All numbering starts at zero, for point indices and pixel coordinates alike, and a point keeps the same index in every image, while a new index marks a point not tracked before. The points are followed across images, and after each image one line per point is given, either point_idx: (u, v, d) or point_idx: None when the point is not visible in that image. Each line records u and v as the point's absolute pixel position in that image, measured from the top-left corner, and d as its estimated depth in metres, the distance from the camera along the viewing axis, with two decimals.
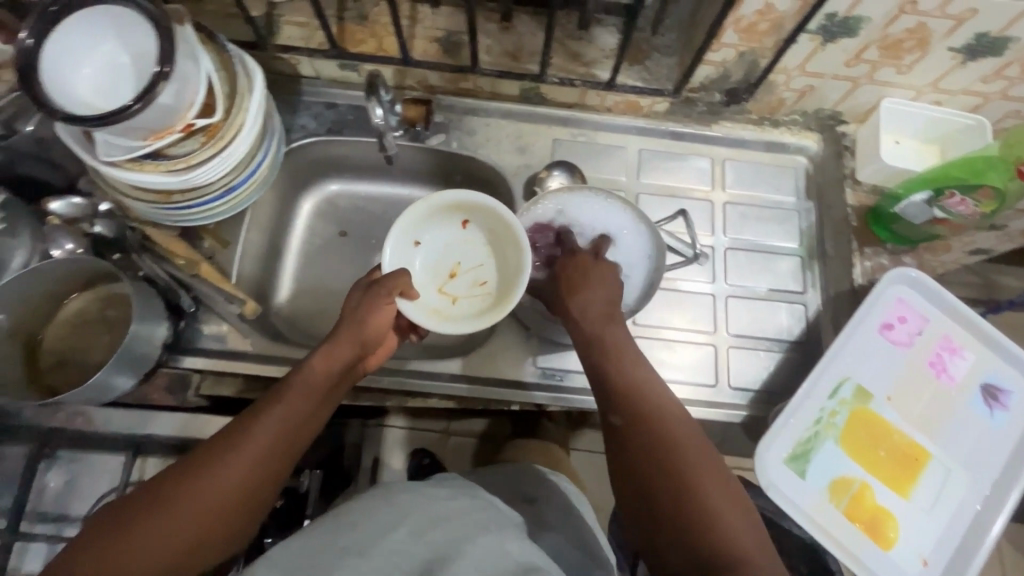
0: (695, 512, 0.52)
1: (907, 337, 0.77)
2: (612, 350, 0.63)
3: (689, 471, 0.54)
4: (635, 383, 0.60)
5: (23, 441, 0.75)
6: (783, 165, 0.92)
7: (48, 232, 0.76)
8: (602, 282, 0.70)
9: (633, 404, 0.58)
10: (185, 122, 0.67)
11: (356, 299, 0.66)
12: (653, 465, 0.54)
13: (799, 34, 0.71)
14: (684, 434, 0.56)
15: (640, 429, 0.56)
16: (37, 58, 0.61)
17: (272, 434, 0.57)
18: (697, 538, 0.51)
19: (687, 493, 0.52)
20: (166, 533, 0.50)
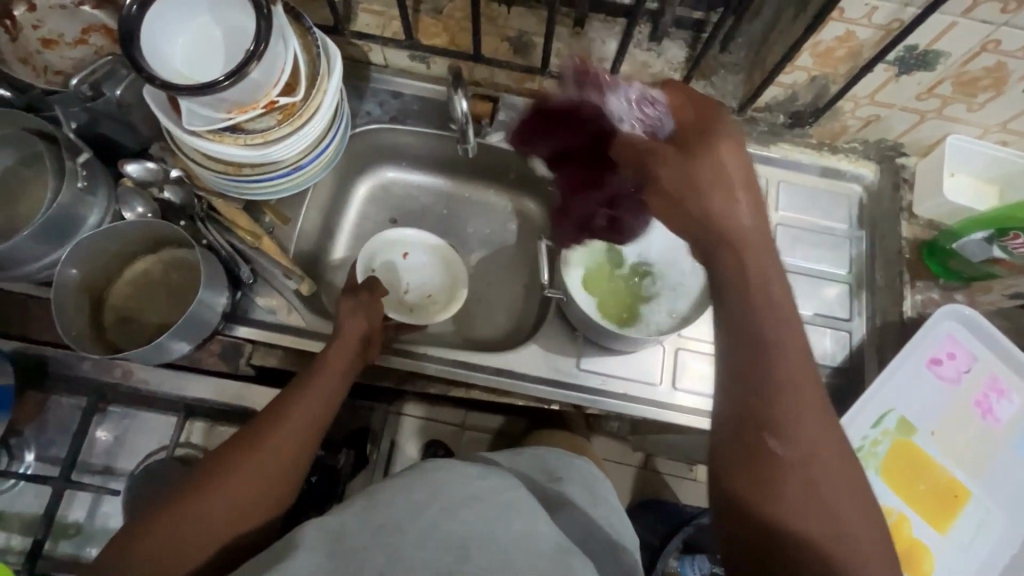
0: (825, 526, 0.43)
1: (954, 374, 0.77)
2: (759, 309, 0.47)
3: (826, 478, 0.45)
4: (779, 361, 0.46)
5: (78, 394, 0.77)
6: (838, 192, 0.93)
7: (122, 194, 0.79)
8: (718, 176, 0.50)
9: (768, 387, 0.46)
10: (268, 98, 0.69)
11: (347, 305, 0.76)
12: (789, 461, 0.44)
13: (877, 63, 0.72)
14: (824, 434, 0.46)
15: (768, 423, 0.45)
16: (137, 26, 0.63)
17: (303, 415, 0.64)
18: (833, 557, 0.43)
19: (814, 499, 0.44)
20: (220, 502, 0.55)
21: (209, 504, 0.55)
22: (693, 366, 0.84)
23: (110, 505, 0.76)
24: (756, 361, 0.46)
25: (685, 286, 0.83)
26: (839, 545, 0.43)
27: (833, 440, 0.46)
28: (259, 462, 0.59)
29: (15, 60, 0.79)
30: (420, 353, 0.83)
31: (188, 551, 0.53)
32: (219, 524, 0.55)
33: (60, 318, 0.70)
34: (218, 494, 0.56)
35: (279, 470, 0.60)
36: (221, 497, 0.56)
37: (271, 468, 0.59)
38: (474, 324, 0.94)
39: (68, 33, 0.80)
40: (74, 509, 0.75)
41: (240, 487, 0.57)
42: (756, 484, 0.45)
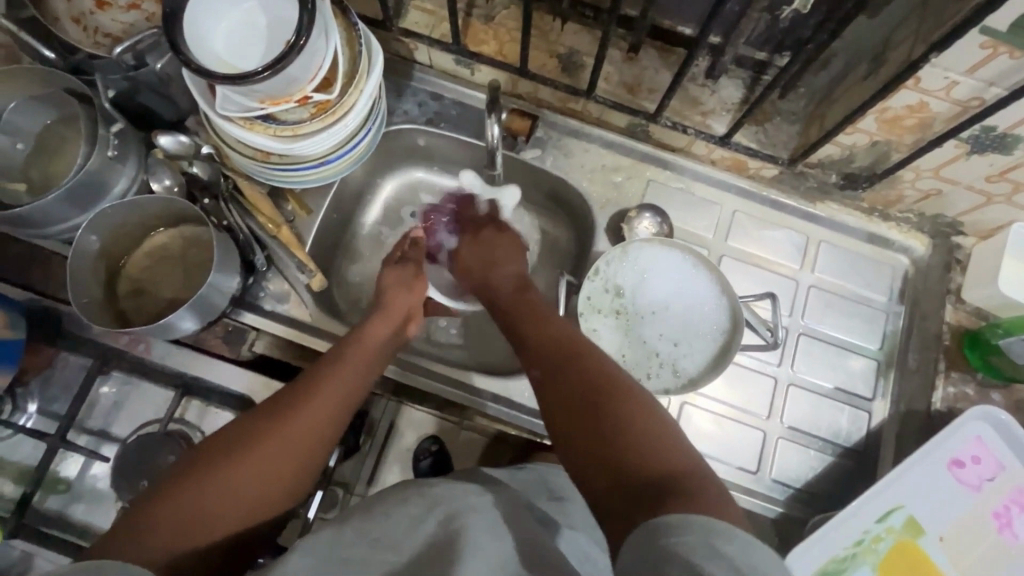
0: (617, 435, 0.51)
1: (975, 479, 0.72)
2: (531, 321, 0.67)
3: (611, 403, 0.54)
4: (549, 332, 0.64)
5: (85, 354, 0.79)
6: (882, 262, 0.87)
7: (152, 165, 0.79)
8: (502, 257, 0.81)
9: (552, 359, 0.60)
10: (302, 93, 0.68)
11: (392, 278, 0.81)
12: (566, 402, 0.56)
13: (947, 139, 0.66)
14: (598, 374, 0.57)
15: (556, 376, 0.58)
16: (182, 7, 0.62)
17: (344, 383, 0.66)
18: (617, 458, 0.50)
19: (601, 419, 0.53)
20: (250, 475, 0.57)
21: (242, 479, 0.56)
22: (697, 423, 0.80)
23: (100, 468, 0.77)
24: (537, 330, 0.65)
25: (699, 352, 0.77)
26: (629, 446, 0.50)
27: (605, 370, 0.58)
28: (291, 439, 0.59)
29: (67, 19, 0.78)
30: (426, 370, 0.83)
31: (217, 520, 0.54)
32: (247, 495, 0.56)
33: (73, 284, 0.71)
34: (250, 466, 0.57)
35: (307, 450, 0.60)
36: (250, 472, 0.57)
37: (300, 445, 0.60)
38: (480, 340, 0.93)
39: None
40: (66, 467, 0.77)
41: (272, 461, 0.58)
42: (566, 438, 0.54)
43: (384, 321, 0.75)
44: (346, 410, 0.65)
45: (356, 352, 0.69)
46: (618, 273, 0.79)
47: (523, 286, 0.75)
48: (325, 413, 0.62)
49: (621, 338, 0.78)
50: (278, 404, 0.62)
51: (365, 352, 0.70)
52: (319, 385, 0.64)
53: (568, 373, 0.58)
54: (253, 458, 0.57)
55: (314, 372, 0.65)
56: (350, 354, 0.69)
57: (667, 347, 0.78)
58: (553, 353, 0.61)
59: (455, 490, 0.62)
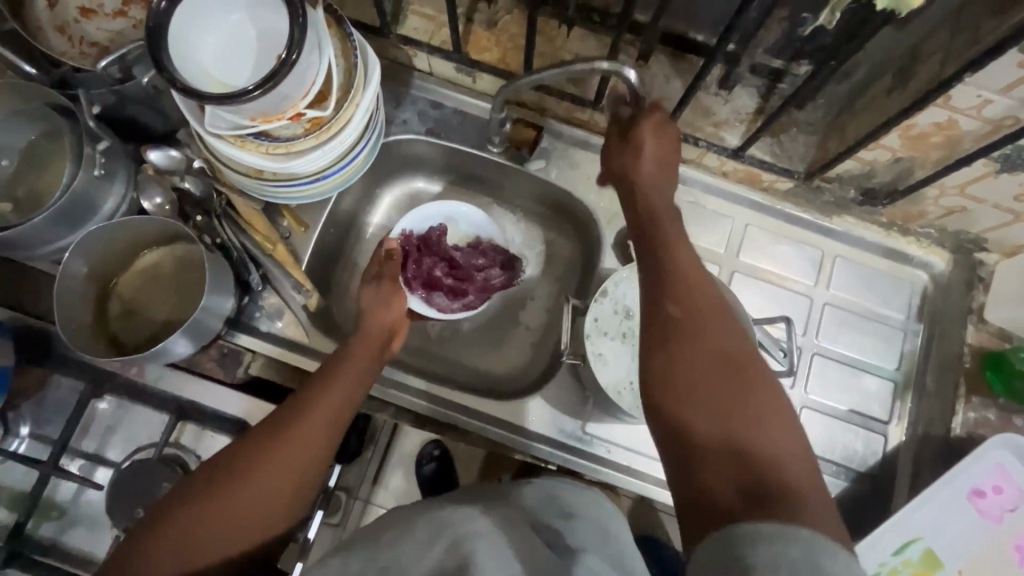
0: (730, 440, 0.47)
1: (995, 510, 0.69)
2: (662, 255, 0.58)
3: (732, 399, 0.48)
4: (682, 286, 0.55)
5: (77, 377, 0.77)
6: (900, 278, 0.84)
7: (141, 181, 0.75)
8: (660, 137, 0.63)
9: (675, 324, 0.53)
10: (295, 110, 0.64)
11: (369, 296, 0.74)
12: (685, 390, 0.50)
13: (977, 158, 0.62)
14: (721, 357, 0.51)
15: (678, 335, 0.52)
16: (165, 21, 0.58)
17: (333, 404, 0.61)
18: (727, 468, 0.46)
19: (718, 417, 0.48)
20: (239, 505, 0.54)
21: (229, 506, 0.54)
22: None
23: (95, 493, 0.76)
24: (667, 284, 0.55)
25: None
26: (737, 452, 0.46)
27: (729, 333, 0.53)
28: (277, 466, 0.56)
29: (52, 28, 0.75)
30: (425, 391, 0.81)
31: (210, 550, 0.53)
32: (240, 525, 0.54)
33: (62, 309, 0.69)
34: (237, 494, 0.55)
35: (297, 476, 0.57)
36: (235, 500, 0.55)
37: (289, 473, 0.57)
38: (481, 358, 0.90)
39: (109, 5, 0.77)
40: (59, 492, 0.75)
41: (261, 488, 0.55)
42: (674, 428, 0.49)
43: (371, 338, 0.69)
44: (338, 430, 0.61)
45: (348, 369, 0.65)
46: (627, 293, 0.76)
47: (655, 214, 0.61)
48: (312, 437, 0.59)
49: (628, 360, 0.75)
50: (265, 429, 0.59)
51: (359, 367, 0.65)
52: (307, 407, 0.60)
53: (683, 339, 0.52)
54: (238, 489, 0.55)
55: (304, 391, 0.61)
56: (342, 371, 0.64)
57: None
58: (684, 310, 0.53)
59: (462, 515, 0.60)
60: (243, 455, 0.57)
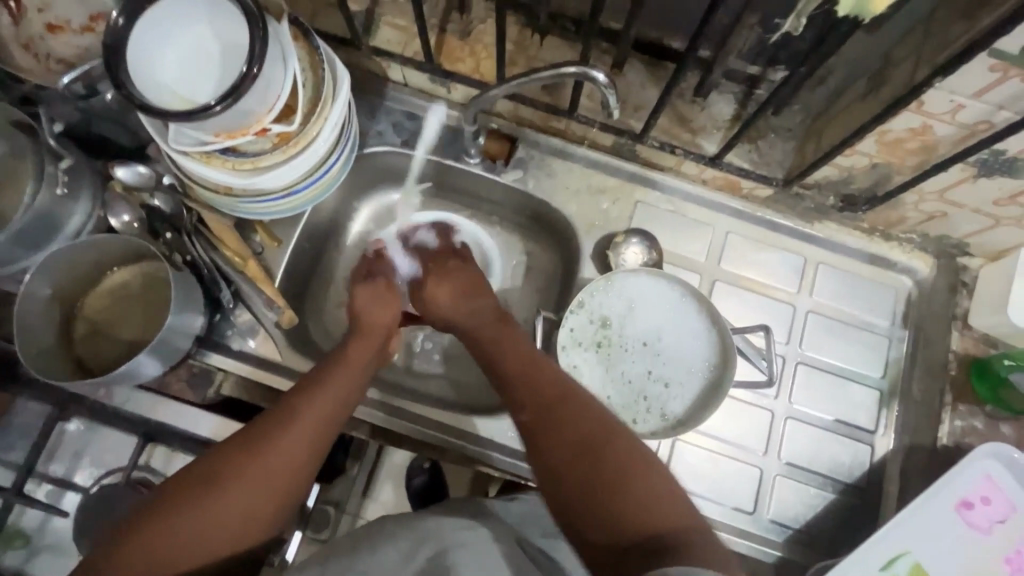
0: (614, 491, 0.52)
1: (985, 521, 0.67)
2: (524, 370, 0.63)
3: (608, 455, 0.54)
4: (552, 406, 0.58)
5: (43, 401, 0.75)
6: (884, 284, 0.83)
7: (108, 200, 0.74)
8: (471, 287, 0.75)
9: (543, 401, 0.59)
10: (260, 125, 0.62)
11: (361, 297, 0.75)
12: (560, 446, 0.55)
13: (953, 163, 0.61)
14: (590, 420, 0.57)
15: (546, 427, 0.57)
16: (124, 38, 0.58)
17: (326, 408, 0.63)
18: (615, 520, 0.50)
19: (594, 470, 0.53)
20: (221, 515, 0.56)
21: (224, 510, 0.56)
22: (689, 461, 0.76)
23: (62, 520, 0.73)
24: (538, 410, 0.59)
25: (687, 390, 0.71)
26: (622, 504, 0.51)
27: (592, 412, 0.57)
28: (263, 475, 0.58)
29: (16, 45, 0.74)
30: (403, 411, 0.79)
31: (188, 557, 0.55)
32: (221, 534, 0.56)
33: (22, 332, 0.67)
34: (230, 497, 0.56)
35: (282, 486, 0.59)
36: (230, 505, 0.56)
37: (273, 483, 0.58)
38: (463, 372, 0.89)
39: (75, 20, 0.76)
40: (24, 520, 0.73)
41: (245, 498, 0.57)
42: (558, 501, 0.54)
43: (367, 344, 0.71)
44: (325, 441, 0.63)
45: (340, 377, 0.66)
46: (603, 304, 0.73)
47: (503, 319, 0.71)
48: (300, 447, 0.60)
49: (611, 375, 0.72)
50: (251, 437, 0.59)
51: (350, 375, 0.67)
52: (296, 416, 0.61)
53: (557, 412, 0.58)
54: (223, 499, 0.56)
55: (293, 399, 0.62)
56: (338, 374, 0.66)
57: (656, 385, 0.72)
58: (543, 413, 0.58)
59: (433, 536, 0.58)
60: (229, 462, 0.58)
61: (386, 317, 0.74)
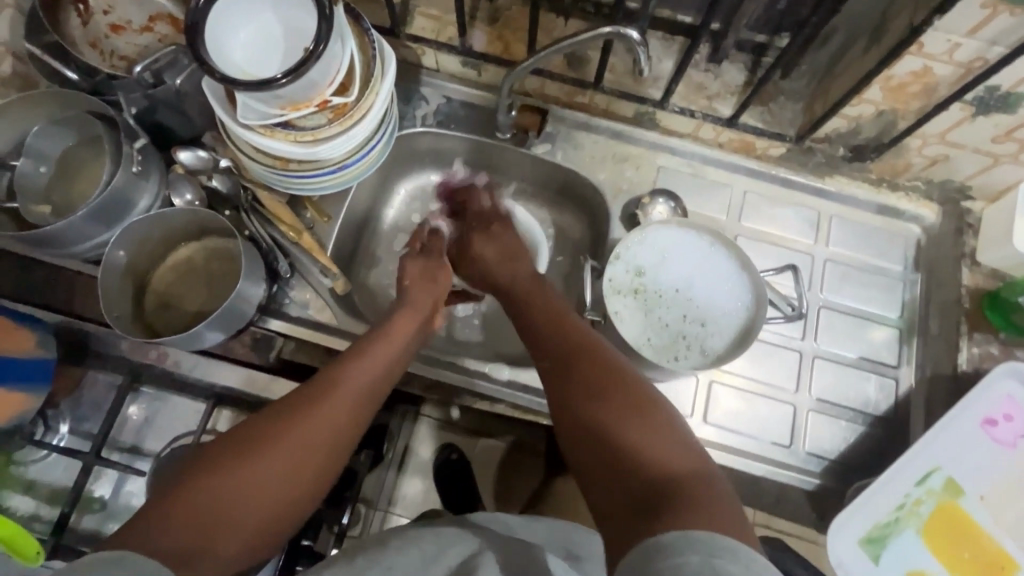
0: (622, 439, 0.54)
1: (1010, 437, 0.72)
2: (550, 320, 0.69)
3: (619, 402, 0.57)
4: (574, 350, 0.63)
5: (114, 372, 0.79)
6: (893, 231, 0.89)
7: (172, 180, 0.80)
8: (508, 242, 0.84)
9: (562, 352, 0.64)
10: (321, 97, 0.69)
11: (414, 266, 0.83)
12: (579, 386, 0.59)
13: (953, 102, 0.68)
14: (605, 369, 0.60)
15: (564, 371, 0.62)
16: (202, 19, 0.64)
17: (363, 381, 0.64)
18: (622, 467, 0.52)
19: (604, 409, 0.56)
20: (270, 470, 0.54)
21: (264, 473, 0.53)
22: (726, 401, 0.80)
23: (135, 484, 0.77)
24: (564, 351, 0.64)
25: (723, 329, 0.76)
26: (626, 448, 0.53)
27: (606, 360, 0.61)
28: (313, 432, 0.58)
29: (85, 44, 0.81)
30: (455, 366, 0.83)
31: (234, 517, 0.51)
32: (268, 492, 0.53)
33: (105, 300, 0.72)
34: (272, 462, 0.54)
35: (331, 445, 0.58)
36: (271, 469, 0.54)
37: (321, 436, 0.57)
38: (502, 336, 0.94)
39: (137, 20, 0.83)
40: (101, 485, 0.77)
41: (291, 458, 0.55)
42: (571, 447, 0.57)
43: (408, 319, 0.74)
44: (366, 413, 0.64)
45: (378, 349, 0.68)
46: (638, 254, 0.79)
47: (536, 283, 0.77)
48: (347, 409, 0.61)
49: (649, 317, 0.78)
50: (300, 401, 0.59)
51: (387, 349, 0.69)
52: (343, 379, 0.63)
53: (577, 360, 0.62)
54: (263, 459, 0.54)
55: (332, 372, 0.63)
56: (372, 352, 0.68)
57: (694, 328, 0.77)
58: (562, 354, 0.64)
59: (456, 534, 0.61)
60: (268, 427, 0.57)
61: (427, 298, 0.79)
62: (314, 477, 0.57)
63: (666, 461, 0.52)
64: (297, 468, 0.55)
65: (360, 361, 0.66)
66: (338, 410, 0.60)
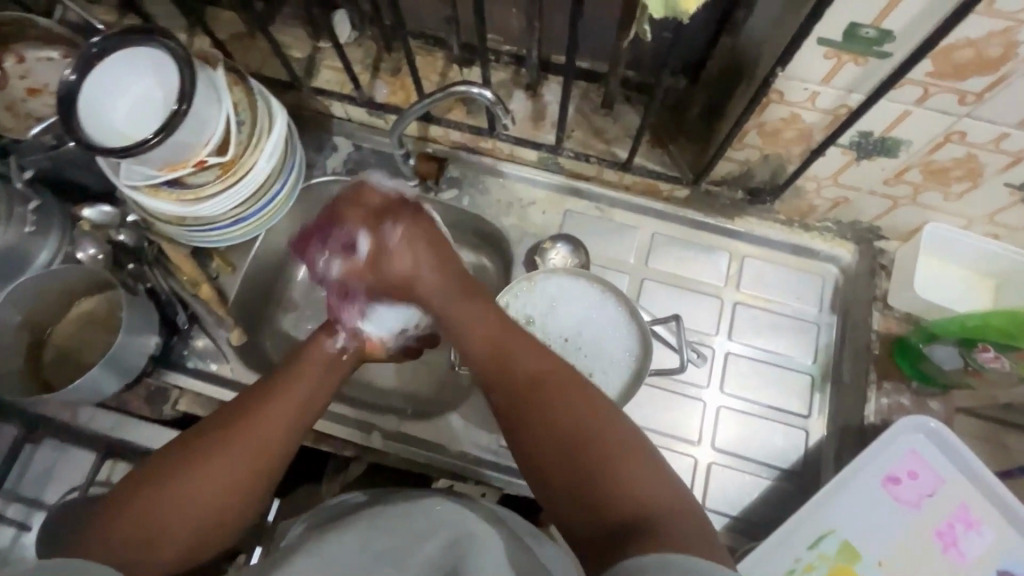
0: (597, 479, 0.50)
1: (913, 496, 0.68)
2: (497, 334, 0.60)
3: (589, 439, 0.52)
4: (527, 376, 0.56)
5: (15, 423, 0.81)
6: (809, 272, 0.85)
7: (77, 237, 0.81)
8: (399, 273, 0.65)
9: (518, 389, 0.56)
10: (198, 157, 0.70)
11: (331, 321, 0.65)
12: (542, 432, 0.53)
13: (829, 146, 0.66)
14: (565, 403, 0.54)
15: (523, 406, 0.54)
16: (76, 91, 0.67)
17: (304, 381, 0.58)
18: (598, 510, 0.49)
19: (572, 447, 0.52)
20: (198, 492, 0.50)
21: (197, 480, 0.50)
22: None
23: (27, 537, 0.78)
24: (517, 382, 0.56)
25: (610, 380, 0.74)
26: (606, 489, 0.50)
27: (571, 391, 0.54)
28: (242, 450, 0.52)
29: (1, 107, 0.85)
30: (353, 420, 0.82)
31: (163, 539, 0.49)
32: (197, 515, 0.50)
33: None
34: (206, 469, 0.51)
35: (251, 467, 0.52)
36: (205, 475, 0.51)
37: (262, 432, 0.53)
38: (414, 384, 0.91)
39: (52, 82, 0.86)
40: None
41: (225, 464, 0.51)
42: (545, 493, 0.53)
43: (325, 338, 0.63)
44: (313, 408, 0.58)
45: (316, 352, 0.62)
46: (527, 302, 0.77)
47: (470, 287, 0.64)
48: (275, 415, 0.55)
49: None
50: (221, 422, 0.53)
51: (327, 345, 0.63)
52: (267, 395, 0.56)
53: (535, 397, 0.55)
54: (199, 466, 0.51)
55: (270, 376, 0.58)
56: (311, 351, 0.61)
57: None
58: (523, 382, 0.56)
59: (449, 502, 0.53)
60: (203, 433, 0.53)
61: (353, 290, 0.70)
62: (263, 478, 0.53)
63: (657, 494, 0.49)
64: (245, 473, 0.52)
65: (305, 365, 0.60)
66: (276, 406, 0.55)
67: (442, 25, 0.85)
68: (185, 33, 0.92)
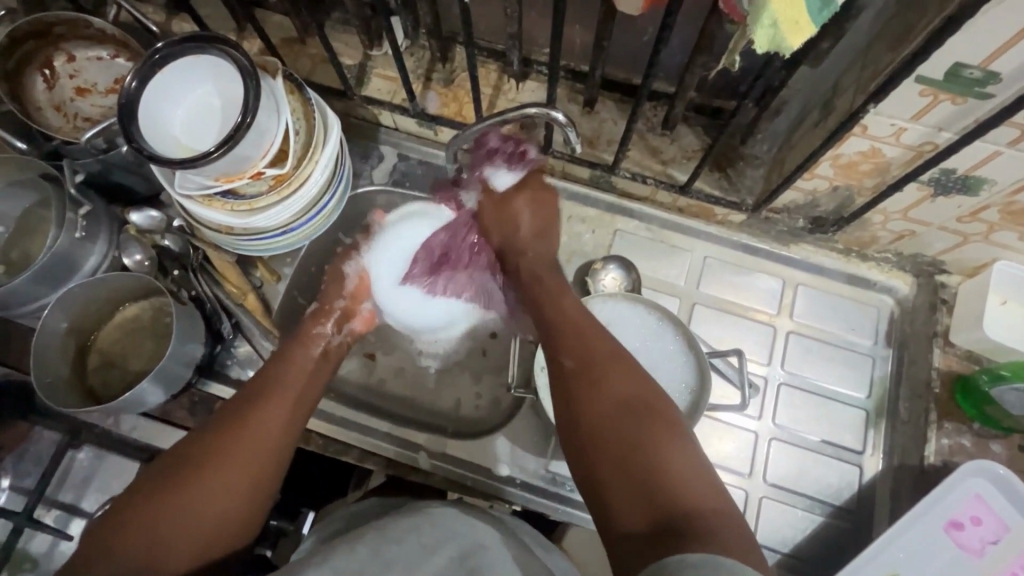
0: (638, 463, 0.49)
1: (976, 543, 0.67)
2: (557, 315, 0.63)
3: (643, 424, 0.51)
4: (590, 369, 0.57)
5: (56, 429, 0.80)
6: (866, 303, 0.83)
7: (123, 241, 0.80)
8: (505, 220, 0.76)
9: (581, 363, 0.57)
10: (256, 169, 0.69)
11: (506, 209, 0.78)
12: (595, 405, 0.54)
13: (906, 182, 0.64)
14: (623, 384, 0.55)
15: (583, 381, 0.56)
16: (137, 99, 0.66)
17: (288, 394, 0.61)
18: (652, 485, 0.47)
19: (621, 427, 0.51)
20: (204, 500, 0.51)
21: (194, 500, 0.50)
22: None
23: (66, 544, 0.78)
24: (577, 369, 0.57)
25: None
26: (663, 475, 0.48)
27: (627, 373, 0.56)
28: (234, 457, 0.54)
29: (49, 106, 0.83)
30: (396, 438, 0.80)
31: (171, 545, 0.49)
32: (204, 522, 0.50)
33: (36, 364, 0.72)
34: (201, 486, 0.51)
35: (260, 464, 0.55)
36: (202, 490, 0.51)
37: (260, 444, 0.55)
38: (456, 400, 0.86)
39: (102, 82, 0.85)
40: (36, 542, 0.78)
41: (222, 478, 0.52)
42: (592, 480, 0.51)
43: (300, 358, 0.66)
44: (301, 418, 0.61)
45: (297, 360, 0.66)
46: None
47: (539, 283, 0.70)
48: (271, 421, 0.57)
49: None
50: (214, 431, 0.56)
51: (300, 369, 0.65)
52: (257, 404, 0.59)
53: (588, 383, 0.56)
54: (201, 477, 0.51)
55: (257, 387, 0.61)
56: (289, 366, 0.64)
57: None
58: (584, 359, 0.58)
59: (455, 515, 0.58)
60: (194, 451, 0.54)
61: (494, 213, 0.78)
62: (260, 487, 0.54)
63: (702, 486, 0.48)
64: (237, 489, 0.52)
65: (284, 377, 0.63)
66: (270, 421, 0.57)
67: (500, 38, 0.84)
68: (235, 36, 0.91)
